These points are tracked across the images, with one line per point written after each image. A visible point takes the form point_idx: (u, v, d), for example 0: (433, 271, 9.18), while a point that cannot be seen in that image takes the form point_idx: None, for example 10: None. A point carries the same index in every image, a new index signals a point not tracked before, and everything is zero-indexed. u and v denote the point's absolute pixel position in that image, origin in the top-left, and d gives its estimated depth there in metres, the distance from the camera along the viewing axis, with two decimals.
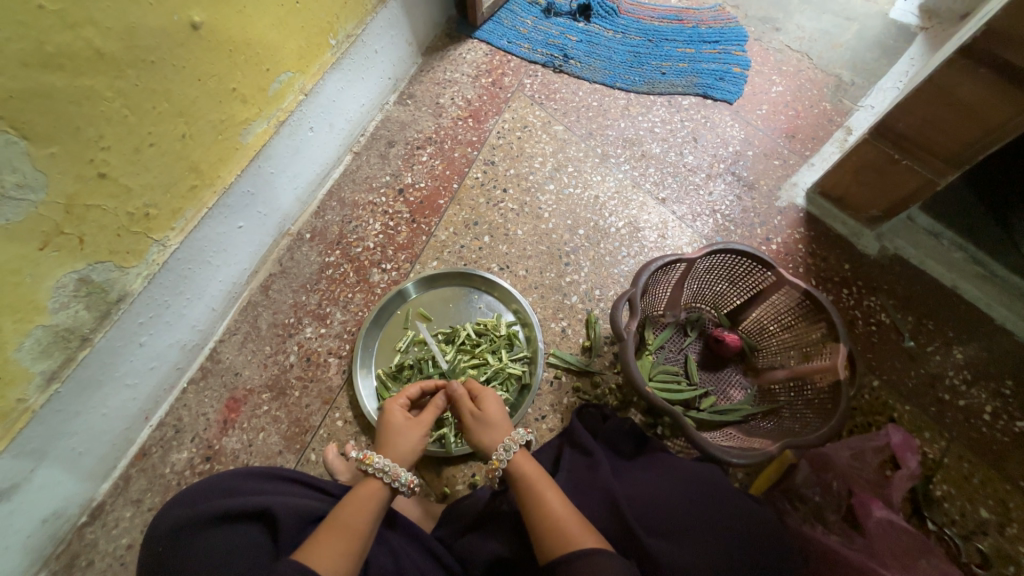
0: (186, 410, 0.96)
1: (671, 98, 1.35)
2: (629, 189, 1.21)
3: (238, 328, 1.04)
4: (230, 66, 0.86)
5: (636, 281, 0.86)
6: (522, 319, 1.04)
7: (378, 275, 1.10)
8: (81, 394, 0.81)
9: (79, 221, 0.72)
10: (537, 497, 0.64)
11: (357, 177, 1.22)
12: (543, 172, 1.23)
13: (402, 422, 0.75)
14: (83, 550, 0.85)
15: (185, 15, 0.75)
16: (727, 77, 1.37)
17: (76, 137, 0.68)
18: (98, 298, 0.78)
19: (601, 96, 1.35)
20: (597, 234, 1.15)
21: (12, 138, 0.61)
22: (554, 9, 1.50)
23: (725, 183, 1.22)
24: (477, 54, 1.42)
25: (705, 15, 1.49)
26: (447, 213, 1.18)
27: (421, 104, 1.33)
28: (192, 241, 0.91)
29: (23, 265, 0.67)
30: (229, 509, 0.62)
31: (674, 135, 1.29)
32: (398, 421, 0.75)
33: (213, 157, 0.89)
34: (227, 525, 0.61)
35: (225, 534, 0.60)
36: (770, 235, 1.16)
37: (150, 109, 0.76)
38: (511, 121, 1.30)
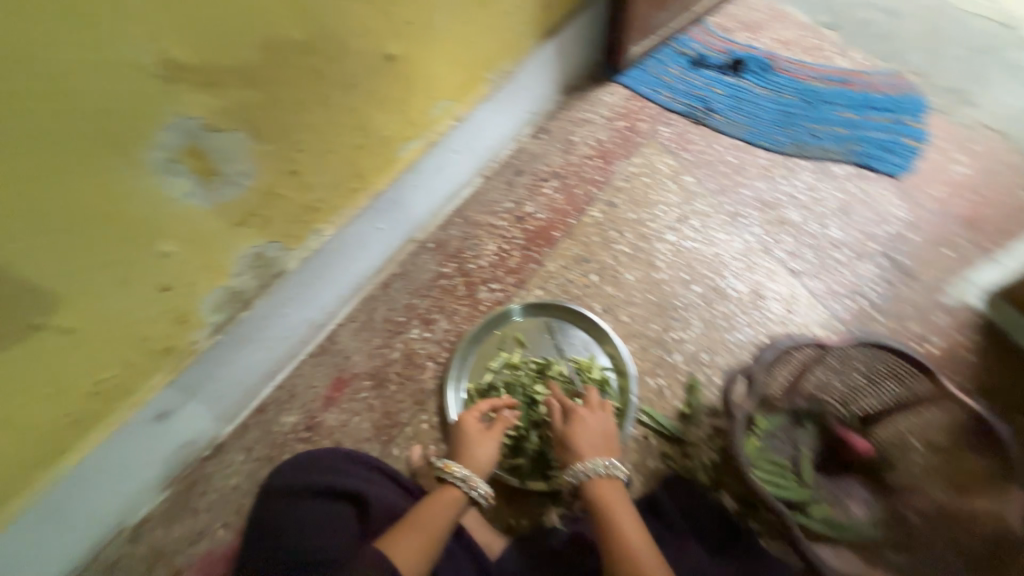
0: (301, 379, 1.08)
1: (821, 164, 1.24)
2: (757, 254, 1.12)
3: (356, 316, 1.15)
4: (405, 92, 0.98)
5: (760, 357, 0.83)
6: (617, 366, 1.00)
7: (485, 293, 1.15)
8: (233, 347, 0.95)
9: (269, 206, 0.86)
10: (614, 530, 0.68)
11: (483, 199, 1.30)
12: (664, 221, 1.20)
13: (477, 434, 0.76)
14: (201, 479, 0.99)
15: (382, 48, 0.89)
16: (895, 149, 1.24)
17: (284, 139, 0.82)
18: (264, 270, 0.93)
19: (740, 153, 1.29)
20: (714, 294, 1.08)
21: (243, 135, 0.76)
22: (703, 61, 1.48)
23: (876, 266, 1.08)
24: (616, 97, 1.44)
25: (876, 80, 1.37)
26: (560, 245, 1.20)
27: (554, 138, 1.38)
28: (341, 235, 1.04)
29: (222, 236, 0.82)
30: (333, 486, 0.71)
31: (819, 204, 1.18)
32: (473, 432, 0.77)
33: (374, 166, 1.01)
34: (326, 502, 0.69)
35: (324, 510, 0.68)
36: (927, 334, 0.99)
37: (340, 122, 0.89)
38: (639, 167, 1.30)
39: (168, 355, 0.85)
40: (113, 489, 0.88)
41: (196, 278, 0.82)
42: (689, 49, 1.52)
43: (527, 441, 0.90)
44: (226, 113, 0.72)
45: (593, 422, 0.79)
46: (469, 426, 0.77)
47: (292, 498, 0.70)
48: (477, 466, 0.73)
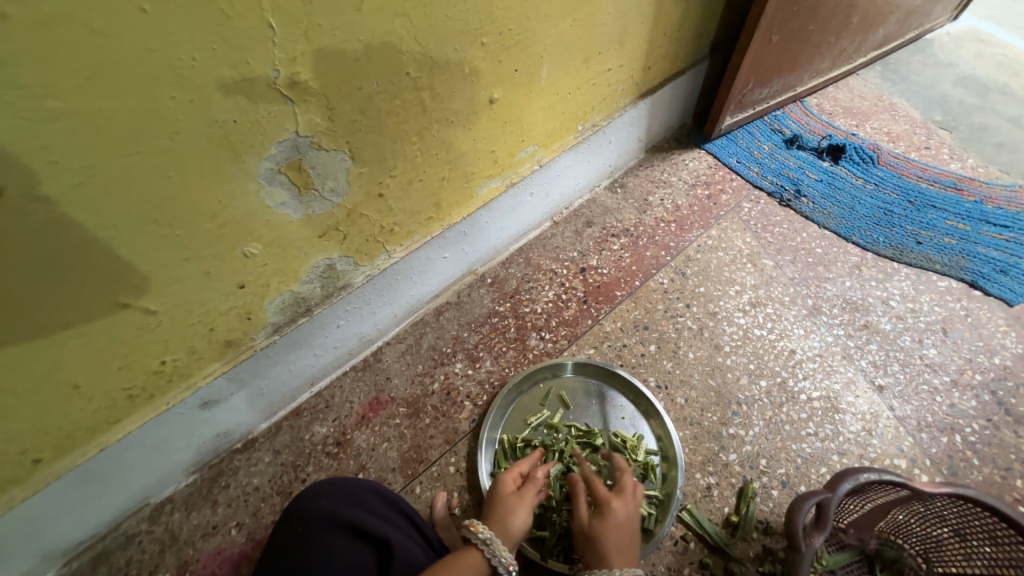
0: (340, 391, 1.08)
1: (922, 273, 1.14)
2: (837, 358, 1.03)
3: (404, 338, 1.15)
4: (499, 134, 1.00)
5: (835, 485, 0.71)
6: (664, 451, 0.93)
7: (536, 341, 1.12)
8: (286, 349, 0.96)
9: (351, 223, 0.88)
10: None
11: (549, 244, 1.28)
12: (736, 302, 1.13)
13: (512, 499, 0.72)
14: (225, 472, 0.99)
15: (488, 92, 0.91)
16: (1010, 271, 1.12)
17: (380, 165, 0.84)
18: (331, 281, 0.94)
19: (828, 245, 1.21)
20: (782, 393, 0.99)
21: (345, 156, 0.78)
22: (799, 141, 1.43)
23: (977, 400, 0.96)
24: (701, 164, 1.41)
25: (994, 191, 1.26)
26: (620, 306, 1.15)
27: (630, 195, 1.36)
28: (408, 259, 1.05)
29: (304, 245, 0.84)
30: (358, 522, 0.67)
31: (915, 317, 1.07)
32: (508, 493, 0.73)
33: (454, 198, 1.03)
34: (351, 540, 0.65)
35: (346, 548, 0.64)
36: None
37: (433, 154, 0.91)
38: (716, 239, 1.24)
39: (228, 348, 0.87)
40: (147, 465, 0.90)
41: (270, 280, 0.84)
42: (785, 127, 1.47)
43: (556, 513, 0.85)
44: (336, 134, 0.75)
45: (623, 518, 0.72)
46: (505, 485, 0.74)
47: (314, 529, 0.66)
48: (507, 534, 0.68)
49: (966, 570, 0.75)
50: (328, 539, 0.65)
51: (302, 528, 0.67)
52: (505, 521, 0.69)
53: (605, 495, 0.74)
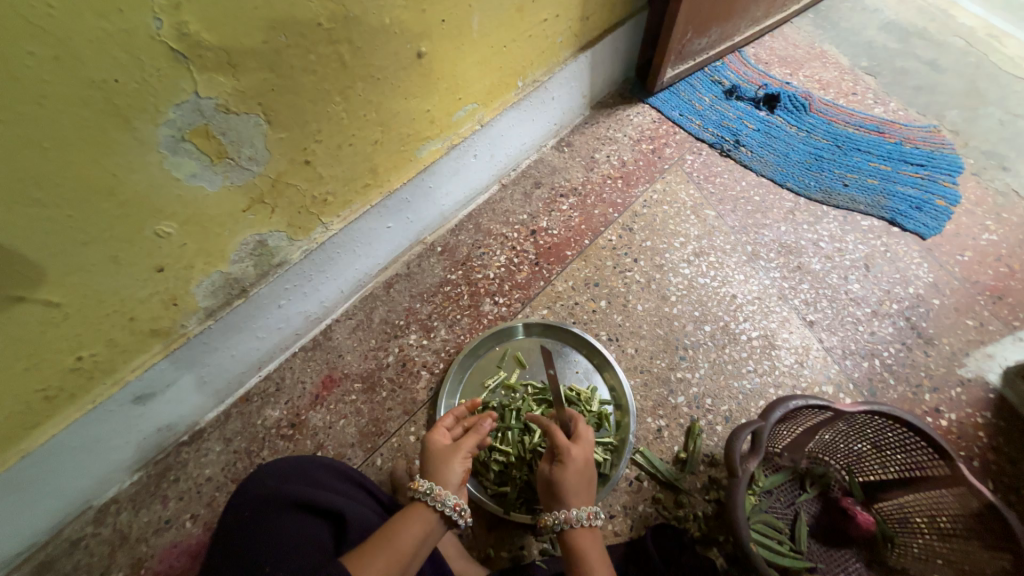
0: (290, 373, 1.04)
1: (848, 214, 1.21)
2: (774, 300, 1.09)
3: (354, 314, 1.11)
4: (433, 91, 0.95)
5: (768, 413, 0.77)
6: (617, 400, 0.97)
7: (489, 306, 1.11)
8: (224, 333, 0.91)
9: (278, 195, 0.83)
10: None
11: (498, 208, 1.25)
12: (681, 253, 1.16)
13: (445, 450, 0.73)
14: (174, 466, 0.95)
15: (415, 45, 0.85)
16: (925, 207, 1.20)
17: (303, 129, 0.79)
18: (265, 258, 0.89)
19: (765, 192, 1.26)
20: (724, 336, 1.05)
21: (260, 120, 0.72)
22: (737, 91, 1.45)
23: (895, 327, 1.04)
24: (645, 119, 1.41)
25: (912, 133, 1.34)
26: (571, 265, 1.16)
27: (577, 153, 1.34)
28: (349, 230, 1.00)
29: (227, 222, 0.78)
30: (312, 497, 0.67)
31: (842, 256, 1.14)
32: (445, 449, 0.73)
33: (391, 163, 0.98)
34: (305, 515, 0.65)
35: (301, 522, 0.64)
36: (941, 404, 0.96)
37: (361, 116, 0.85)
38: (661, 193, 1.26)
39: (155, 337, 0.81)
40: (82, 468, 0.85)
41: (194, 262, 0.78)
42: (725, 78, 1.48)
43: (516, 468, 0.88)
44: (244, 96, 0.68)
45: (582, 463, 0.71)
46: (438, 440, 0.74)
47: (263, 511, 0.64)
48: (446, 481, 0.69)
49: (881, 476, 0.85)
50: (282, 518, 0.64)
51: (247, 513, 0.65)
52: (447, 474, 0.69)
53: (561, 443, 0.73)
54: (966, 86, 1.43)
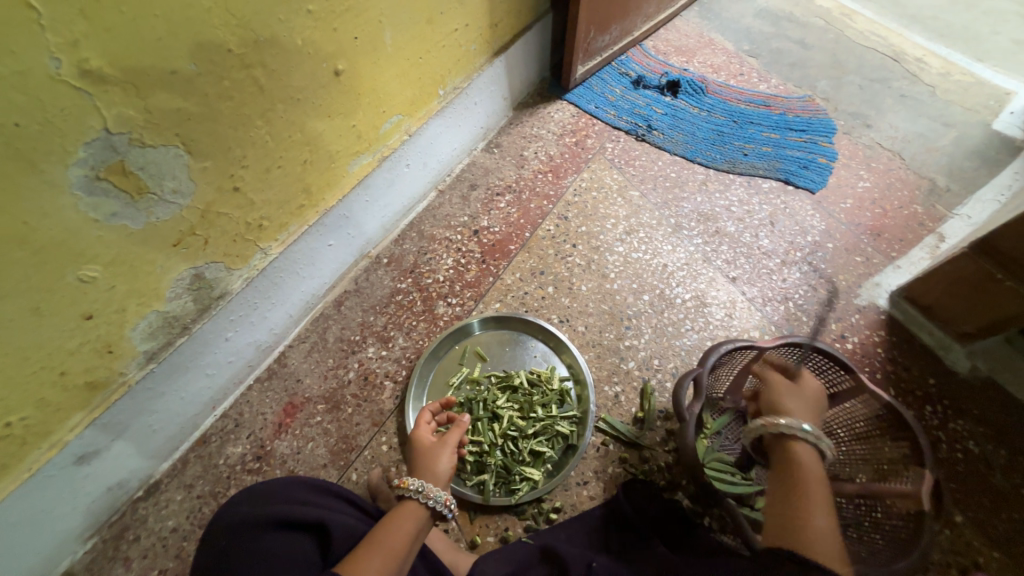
0: (248, 407, 1.01)
1: (751, 180, 1.36)
2: (699, 263, 1.21)
3: (307, 337, 1.10)
4: (356, 107, 0.97)
5: (704, 361, 0.87)
6: (575, 375, 1.04)
7: (443, 308, 1.14)
8: (169, 376, 0.88)
9: (209, 225, 0.81)
10: (791, 502, 0.65)
11: (438, 214, 1.29)
12: (614, 233, 1.26)
13: (432, 447, 0.76)
14: (132, 525, 0.89)
15: (332, 64, 0.87)
16: (811, 166, 1.38)
17: (227, 156, 0.78)
18: (205, 292, 0.87)
19: (680, 169, 1.39)
20: (662, 302, 1.15)
21: (180, 151, 0.71)
22: (643, 81, 1.58)
23: (801, 272, 1.19)
24: (565, 114, 1.50)
25: (793, 103, 1.53)
26: (516, 258, 1.21)
27: (507, 153, 1.41)
28: (289, 253, 0.99)
29: (157, 258, 0.76)
30: (290, 515, 0.67)
31: (751, 217, 1.29)
32: (428, 443, 0.77)
33: (324, 182, 0.99)
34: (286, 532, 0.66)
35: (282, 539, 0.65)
36: (845, 331, 1.11)
37: (286, 137, 0.86)
38: (589, 181, 1.35)
39: (92, 390, 0.77)
40: (24, 545, 0.78)
41: (125, 304, 0.75)
42: (631, 70, 1.61)
43: (491, 456, 0.91)
44: (160, 127, 0.67)
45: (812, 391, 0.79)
46: (436, 443, 0.76)
47: (239, 537, 0.65)
48: (436, 478, 0.72)
49: None
50: (261, 539, 0.64)
51: (225, 541, 0.65)
52: (436, 465, 0.73)
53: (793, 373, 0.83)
54: (830, 59, 1.65)
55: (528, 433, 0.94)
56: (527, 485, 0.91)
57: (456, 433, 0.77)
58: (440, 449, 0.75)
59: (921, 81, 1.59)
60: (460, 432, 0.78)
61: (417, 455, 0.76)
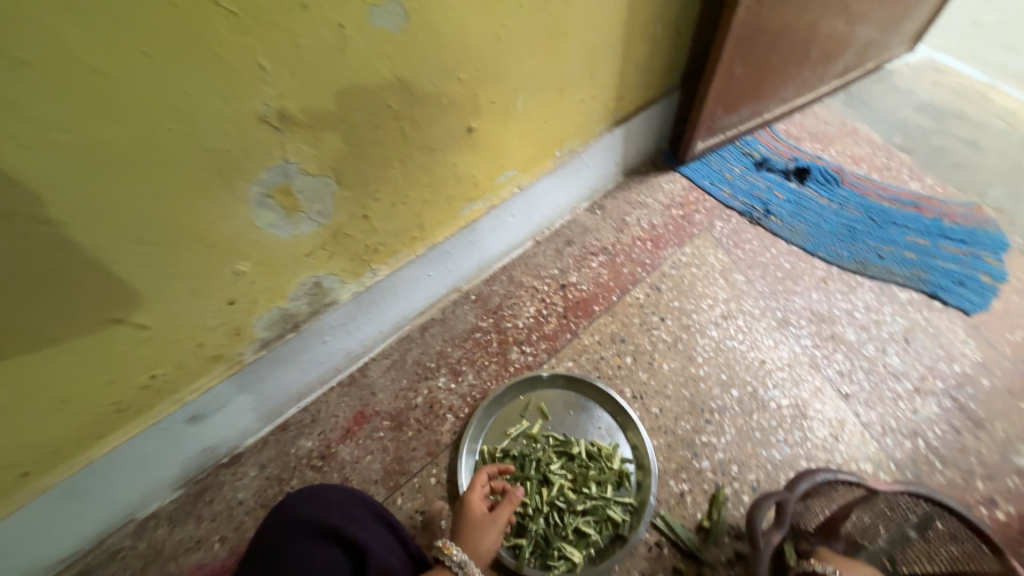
0: (326, 407, 1.10)
1: (884, 285, 1.20)
2: (805, 368, 1.07)
3: (389, 354, 1.18)
4: (479, 159, 1.07)
5: (793, 486, 0.76)
6: (638, 460, 0.97)
7: (517, 355, 1.16)
8: (273, 364, 1.00)
9: (336, 243, 0.94)
10: None
11: (531, 262, 1.33)
12: (708, 315, 1.18)
13: (481, 519, 0.80)
14: (211, 487, 1.01)
15: (466, 122, 0.98)
16: (967, 283, 1.18)
17: (365, 189, 0.91)
18: (318, 298, 0.99)
19: (796, 260, 1.27)
20: (753, 402, 1.03)
21: (331, 181, 0.84)
22: (767, 164, 1.51)
23: (939, 407, 1.00)
24: (675, 186, 1.48)
25: (951, 209, 1.33)
26: (598, 320, 1.19)
27: (608, 215, 1.42)
28: (393, 277, 1.10)
29: (291, 263, 0.89)
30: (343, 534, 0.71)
31: (879, 327, 1.12)
32: (478, 511, 0.81)
33: (436, 220, 1.09)
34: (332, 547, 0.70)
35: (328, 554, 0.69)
36: (995, 494, 0.90)
37: (414, 179, 0.97)
38: (690, 256, 1.30)
39: (216, 362, 0.91)
40: (133, 480, 0.92)
41: (259, 296, 0.89)
42: (754, 150, 1.55)
43: (533, 521, 0.87)
44: (322, 161, 0.81)
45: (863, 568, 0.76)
46: (484, 517, 0.80)
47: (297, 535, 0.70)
48: (477, 553, 0.76)
49: (929, 569, 0.80)
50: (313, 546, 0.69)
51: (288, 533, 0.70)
52: (481, 542, 0.77)
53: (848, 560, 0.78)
54: (1008, 165, 1.43)
55: (576, 509, 0.88)
56: (565, 565, 0.84)
57: (504, 512, 0.80)
58: (487, 526, 0.79)
59: None
60: (510, 511, 0.81)
61: (464, 523, 0.80)
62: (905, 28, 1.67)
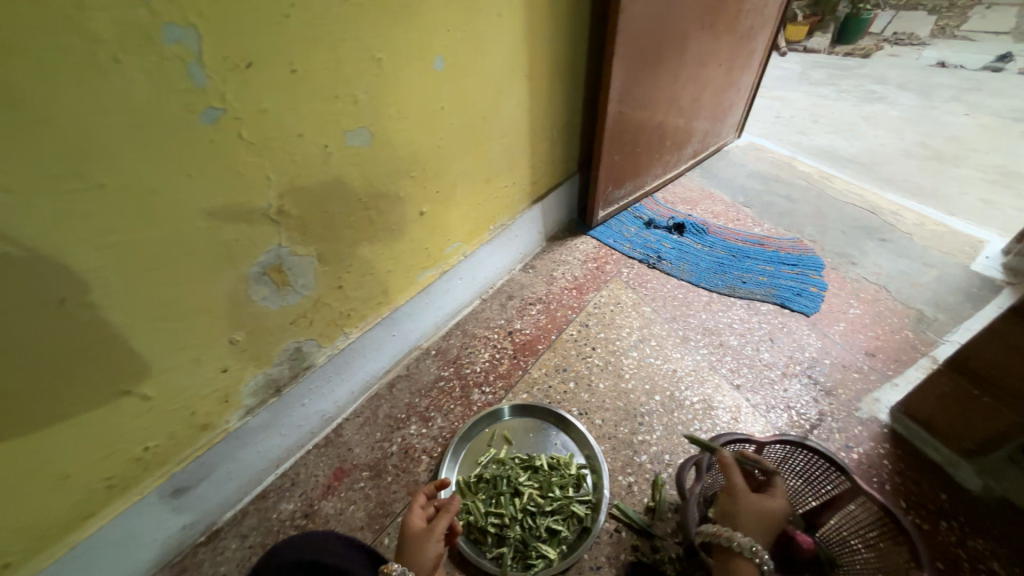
0: (304, 469, 1.18)
1: (750, 302, 1.58)
2: (706, 370, 1.37)
3: (362, 412, 1.30)
4: (430, 235, 1.33)
5: (704, 447, 0.98)
6: (592, 464, 1.15)
7: (478, 395, 1.33)
8: (256, 429, 1.09)
9: (316, 311, 1.11)
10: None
11: (480, 317, 1.56)
12: (628, 340, 1.46)
13: (421, 533, 0.85)
14: (189, 568, 1.01)
15: (419, 208, 1.25)
16: (803, 293, 1.59)
17: (341, 264, 1.11)
18: (298, 362, 1.12)
19: (686, 291, 1.63)
20: (672, 402, 1.28)
21: (313, 259, 1.04)
22: (653, 223, 1.94)
23: (802, 383, 1.32)
24: (588, 246, 1.84)
25: (784, 243, 1.81)
26: (543, 356, 1.42)
27: (539, 273, 1.72)
28: (363, 339, 1.26)
29: (278, 330, 1.04)
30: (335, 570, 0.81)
31: (751, 333, 1.47)
32: (416, 529, 0.86)
33: (398, 286, 1.30)
34: None
35: None
36: (848, 441, 1.18)
37: (380, 254, 1.20)
38: (607, 297, 1.61)
39: (204, 431, 0.99)
40: (111, 566, 0.93)
41: (248, 363, 1.02)
42: (643, 214, 2.00)
43: (511, 529, 1.00)
44: (307, 244, 1.01)
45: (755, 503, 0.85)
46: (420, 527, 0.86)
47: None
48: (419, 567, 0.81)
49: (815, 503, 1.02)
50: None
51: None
52: (422, 555, 0.82)
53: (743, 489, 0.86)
54: (814, 210, 1.98)
55: (546, 510, 1.03)
56: (543, 562, 0.97)
57: (441, 522, 0.85)
58: (427, 537, 0.84)
59: (898, 229, 1.85)
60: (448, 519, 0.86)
61: (407, 540, 0.85)
62: (729, 122, 2.31)
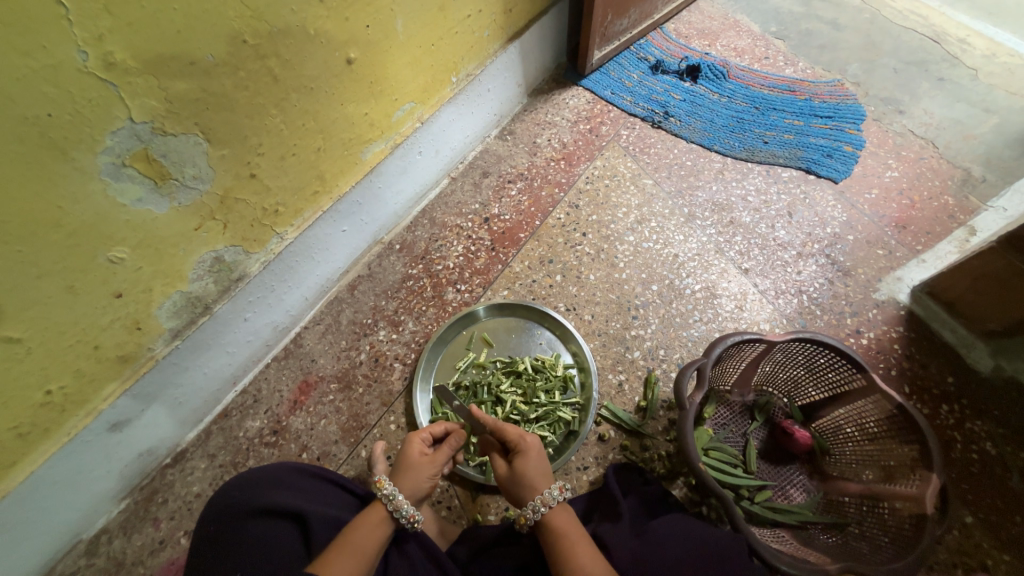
0: (266, 384, 1.07)
1: (770, 168, 1.33)
2: (711, 254, 1.19)
3: (321, 319, 1.14)
4: (368, 95, 0.99)
5: (709, 352, 0.84)
6: (580, 363, 1.05)
7: (452, 294, 1.16)
8: (192, 352, 0.93)
9: (227, 210, 0.85)
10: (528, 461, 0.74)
11: (450, 201, 1.30)
12: (625, 223, 1.25)
13: (421, 461, 0.77)
14: (161, 488, 0.97)
15: (344, 52, 0.89)
16: (835, 154, 1.33)
17: (244, 144, 0.81)
18: (224, 274, 0.91)
19: (696, 157, 1.36)
20: (671, 292, 1.14)
21: (199, 140, 0.75)
22: (662, 66, 1.54)
23: (818, 265, 1.16)
24: (580, 101, 1.48)
25: (820, 89, 1.46)
26: (525, 246, 1.22)
27: (519, 140, 1.40)
28: (304, 238, 1.03)
29: (180, 241, 0.80)
30: (272, 504, 0.70)
31: (768, 207, 1.26)
32: (417, 454, 0.77)
33: (337, 169, 1.01)
34: (265, 519, 0.69)
35: (261, 525, 0.68)
36: (861, 326, 1.08)
37: (300, 126, 0.88)
38: (602, 169, 1.34)
39: (123, 362, 0.83)
40: (68, 501, 0.86)
41: (151, 284, 0.80)
42: (649, 54, 1.57)
43: None
44: (180, 117, 0.71)
45: (377, 522, 0.69)
46: (413, 451, 0.77)
47: (226, 520, 0.69)
48: (409, 491, 0.74)
49: (815, 394, 0.95)
50: (243, 525, 0.68)
51: (220, 523, 0.69)
52: (415, 481, 0.75)
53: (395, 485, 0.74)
54: (864, 40, 1.56)
55: (530, 418, 0.96)
56: None
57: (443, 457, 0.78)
58: (426, 468, 0.76)
59: (962, 64, 1.49)
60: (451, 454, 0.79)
61: (402, 462, 0.77)
62: None
